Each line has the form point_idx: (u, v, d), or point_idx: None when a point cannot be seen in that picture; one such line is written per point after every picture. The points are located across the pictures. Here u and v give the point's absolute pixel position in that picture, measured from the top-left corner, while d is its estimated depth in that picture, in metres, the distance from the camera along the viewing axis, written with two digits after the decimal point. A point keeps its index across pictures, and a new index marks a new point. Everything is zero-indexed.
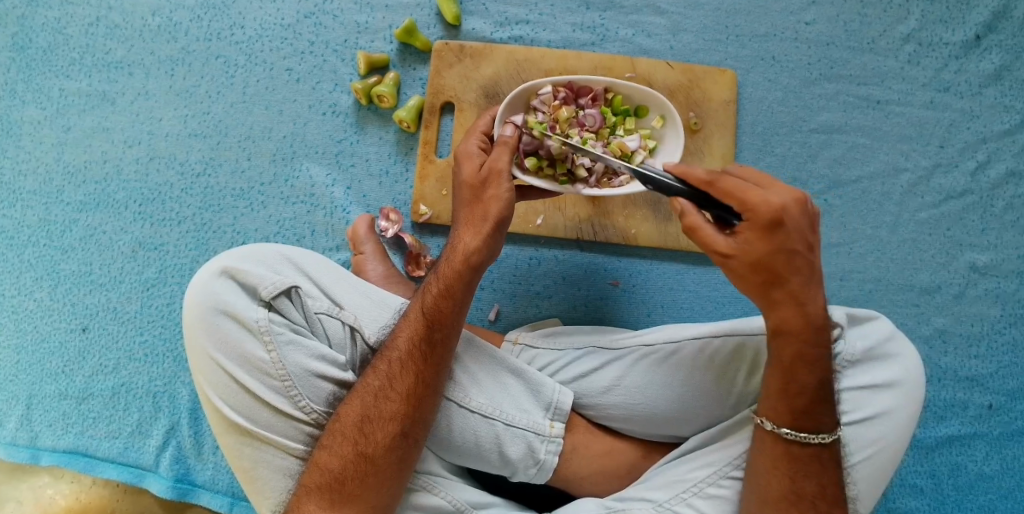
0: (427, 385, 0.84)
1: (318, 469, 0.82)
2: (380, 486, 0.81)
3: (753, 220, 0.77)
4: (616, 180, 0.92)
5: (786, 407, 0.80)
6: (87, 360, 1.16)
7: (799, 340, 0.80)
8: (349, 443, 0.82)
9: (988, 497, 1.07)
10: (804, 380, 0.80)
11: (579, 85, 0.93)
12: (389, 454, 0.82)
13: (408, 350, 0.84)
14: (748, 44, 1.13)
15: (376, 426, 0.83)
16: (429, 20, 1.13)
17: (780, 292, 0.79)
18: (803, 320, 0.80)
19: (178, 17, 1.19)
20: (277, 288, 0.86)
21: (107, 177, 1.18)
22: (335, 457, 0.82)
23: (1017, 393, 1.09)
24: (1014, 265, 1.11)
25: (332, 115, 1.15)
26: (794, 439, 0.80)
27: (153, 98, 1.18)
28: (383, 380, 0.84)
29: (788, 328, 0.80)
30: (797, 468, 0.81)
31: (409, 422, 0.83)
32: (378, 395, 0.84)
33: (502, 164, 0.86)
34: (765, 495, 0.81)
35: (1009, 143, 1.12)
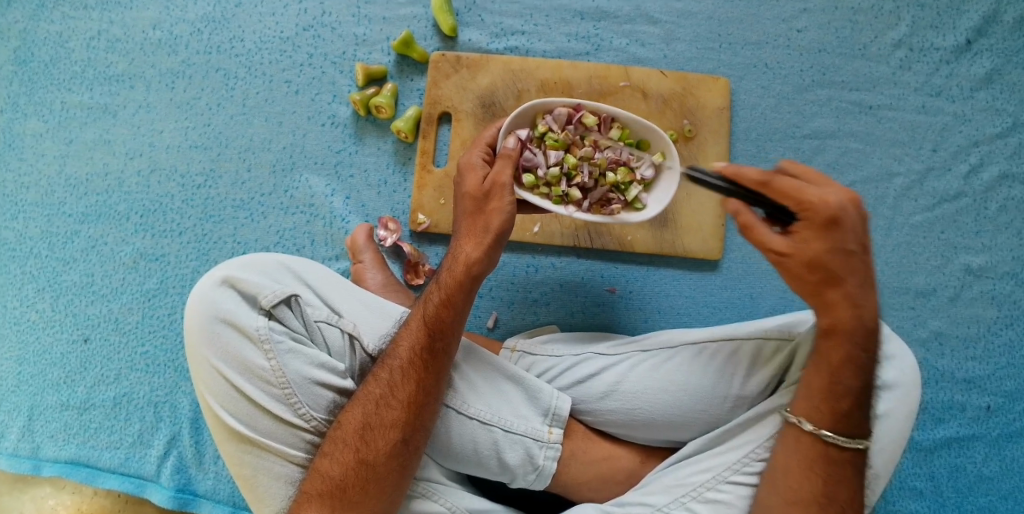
0: (428, 392, 0.85)
1: (319, 476, 0.83)
2: (382, 493, 0.82)
3: (810, 218, 0.80)
4: (607, 209, 0.95)
5: (828, 408, 0.82)
6: (89, 371, 1.18)
7: (849, 341, 0.82)
8: (349, 450, 0.83)
9: (987, 499, 1.07)
10: (849, 382, 0.82)
11: (588, 110, 0.93)
12: (390, 462, 0.83)
13: (410, 358, 0.85)
14: (741, 51, 1.14)
15: (377, 434, 0.83)
16: (426, 32, 1.14)
17: (835, 292, 0.81)
18: (850, 320, 0.82)
19: (178, 30, 1.20)
20: (277, 297, 0.88)
21: (109, 190, 1.20)
22: (335, 465, 0.83)
23: (1015, 394, 1.09)
24: (1009, 267, 1.12)
25: (331, 126, 1.15)
26: (833, 442, 0.82)
27: (154, 111, 1.20)
28: (384, 388, 0.85)
29: (842, 328, 0.82)
30: (831, 472, 0.82)
31: (409, 431, 0.83)
32: (378, 403, 0.84)
33: (505, 178, 0.88)
34: (795, 496, 0.82)
35: (1001, 146, 1.13)
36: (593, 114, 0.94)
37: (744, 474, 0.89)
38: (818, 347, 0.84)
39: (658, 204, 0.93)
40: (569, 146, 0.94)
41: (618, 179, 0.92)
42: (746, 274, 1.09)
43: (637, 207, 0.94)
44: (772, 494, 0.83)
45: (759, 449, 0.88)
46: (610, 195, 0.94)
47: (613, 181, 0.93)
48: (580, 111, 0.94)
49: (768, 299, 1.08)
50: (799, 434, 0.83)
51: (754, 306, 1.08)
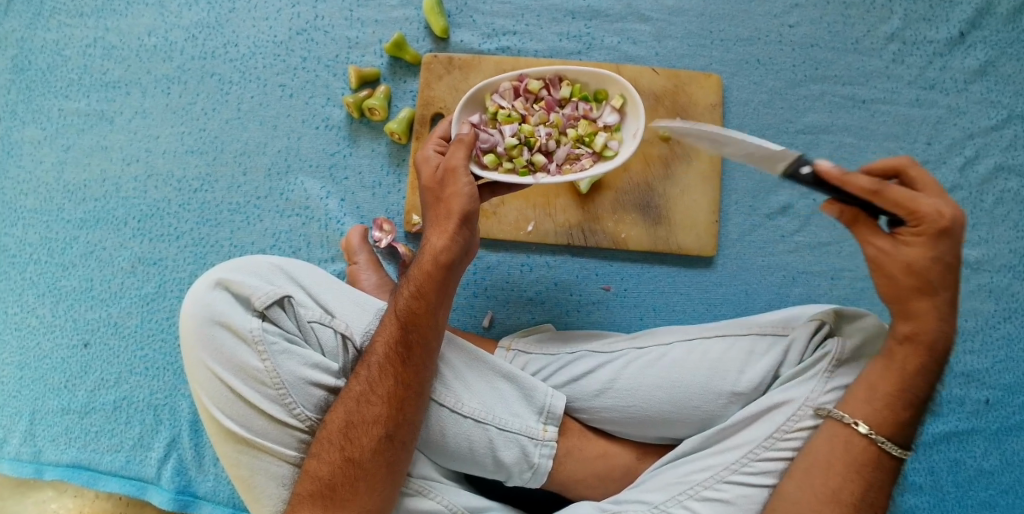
0: (407, 384, 0.85)
1: (309, 477, 0.84)
2: (371, 489, 0.83)
3: (919, 226, 0.79)
4: (578, 165, 0.95)
5: (892, 416, 0.82)
6: (89, 375, 1.19)
7: (929, 352, 0.82)
8: (335, 450, 0.84)
9: (988, 493, 1.07)
10: (918, 392, 0.82)
11: (530, 77, 0.94)
12: (375, 457, 0.83)
13: (386, 353, 0.85)
14: (732, 48, 1.14)
15: (360, 431, 0.84)
16: (419, 34, 1.15)
17: (925, 302, 0.81)
18: (932, 332, 0.82)
19: (173, 36, 1.21)
20: (270, 298, 0.88)
21: (106, 195, 1.21)
22: (321, 465, 0.83)
23: (1014, 388, 1.08)
24: (1007, 259, 1.11)
25: (325, 129, 1.15)
26: (886, 450, 0.82)
27: (150, 116, 1.21)
28: (363, 386, 0.85)
29: (922, 338, 0.82)
30: (874, 477, 0.83)
31: (391, 425, 0.84)
32: (358, 400, 0.85)
33: (459, 162, 0.86)
34: (831, 496, 0.82)
35: (996, 138, 1.13)
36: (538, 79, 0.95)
37: (743, 474, 0.88)
38: (892, 353, 0.84)
39: (629, 141, 0.93)
40: (523, 117, 0.95)
41: (580, 132, 0.94)
42: (741, 271, 1.09)
43: (609, 155, 0.94)
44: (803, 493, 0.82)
45: (757, 448, 0.88)
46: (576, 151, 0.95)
47: (576, 136, 0.94)
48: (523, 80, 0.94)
49: (764, 294, 1.08)
50: (848, 438, 0.83)
51: (750, 302, 1.08)
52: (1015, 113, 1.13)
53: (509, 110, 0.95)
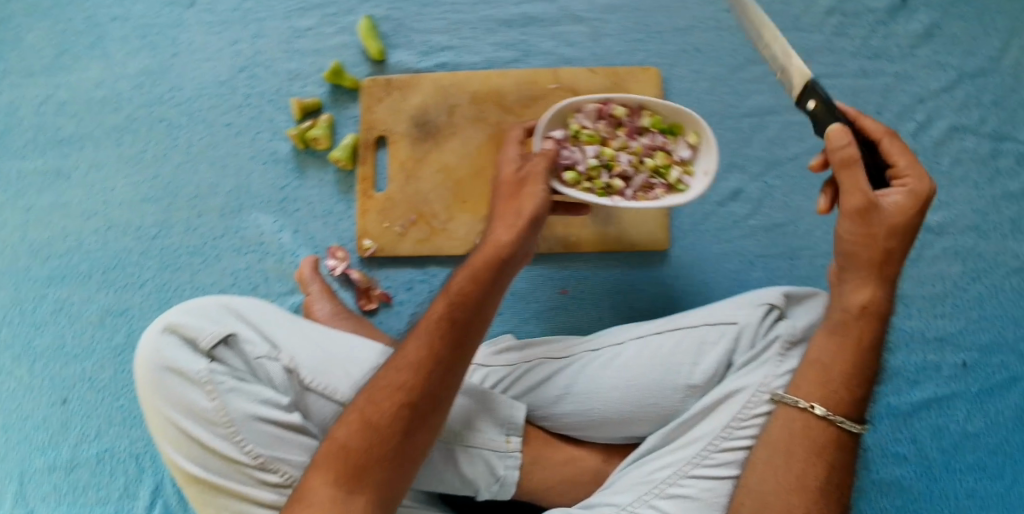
0: (445, 357, 0.78)
1: (327, 445, 0.76)
2: (383, 461, 0.75)
3: (909, 192, 0.80)
4: (652, 195, 0.93)
5: (847, 394, 0.81)
6: (71, 430, 1.19)
7: (879, 322, 0.83)
8: (357, 414, 0.77)
9: (976, 456, 1.04)
10: (871, 365, 0.83)
11: (616, 102, 0.95)
12: (394, 424, 0.76)
13: (438, 318, 0.79)
14: (669, 39, 1.13)
15: (384, 397, 0.77)
16: (356, 59, 1.15)
17: (890, 269, 0.82)
18: (880, 301, 0.83)
19: (121, 86, 1.22)
20: (214, 338, 0.91)
21: (71, 250, 1.22)
22: (341, 427, 0.76)
23: (989, 348, 1.06)
24: (971, 220, 1.08)
25: (273, 163, 1.16)
26: (847, 429, 0.81)
27: (105, 168, 1.22)
28: (405, 352, 0.79)
29: (875, 309, 0.83)
30: (837, 459, 0.81)
31: (418, 394, 0.77)
32: (391, 368, 0.79)
33: (540, 168, 0.87)
34: (799, 483, 0.80)
35: (948, 100, 1.11)
36: (622, 104, 0.96)
37: (705, 467, 0.87)
38: (847, 327, 0.83)
39: (702, 179, 0.92)
40: (604, 140, 0.95)
41: (657, 163, 0.93)
42: (697, 261, 1.08)
43: (681, 189, 0.93)
44: (766, 485, 0.81)
45: (715, 440, 0.87)
46: (651, 181, 0.94)
47: (653, 166, 0.93)
48: (608, 106, 0.95)
49: (723, 283, 1.07)
50: (806, 422, 0.82)
51: (709, 292, 1.07)
52: (964, 72, 1.12)
53: (591, 130, 0.95)
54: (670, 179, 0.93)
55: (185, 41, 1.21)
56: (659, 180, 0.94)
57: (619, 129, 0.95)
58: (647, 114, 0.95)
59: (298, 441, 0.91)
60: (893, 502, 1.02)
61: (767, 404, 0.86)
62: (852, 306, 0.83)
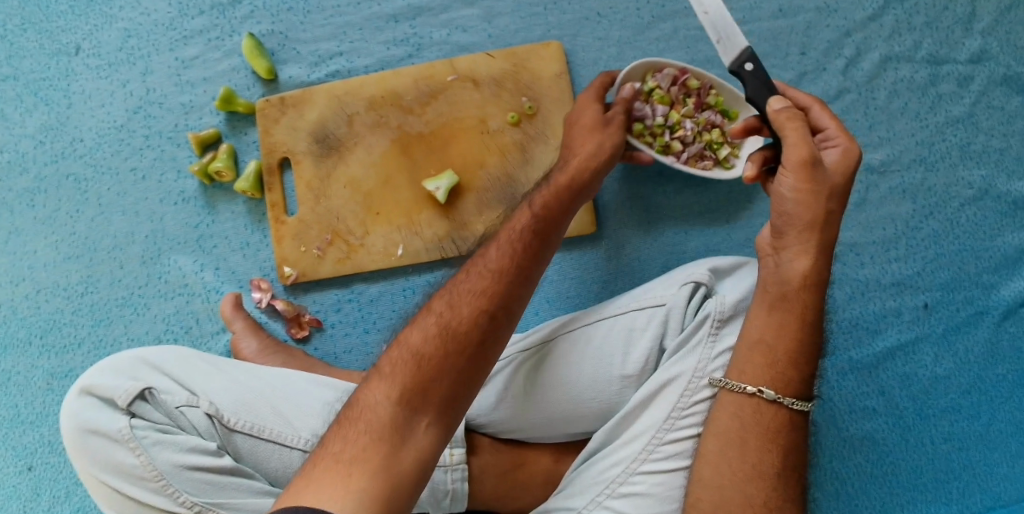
0: (518, 275, 0.75)
1: (399, 352, 0.69)
2: (456, 372, 0.68)
3: (844, 150, 0.77)
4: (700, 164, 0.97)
5: (795, 375, 0.77)
6: (41, 495, 1.19)
7: (819, 291, 0.78)
8: (436, 317, 0.70)
9: (949, 398, 0.98)
10: (816, 339, 0.78)
11: (693, 74, 0.95)
12: (473, 332, 0.70)
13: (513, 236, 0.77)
14: (567, 7, 1.05)
15: (465, 302, 0.71)
16: (247, 81, 1.10)
17: (829, 233, 0.77)
18: (820, 268, 0.78)
19: (23, 146, 1.18)
20: (130, 395, 0.88)
21: (6, 320, 1.20)
22: (416, 333, 0.70)
23: (950, 285, 0.99)
24: (916, 154, 1.01)
25: (182, 202, 1.12)
26: (799, 410, 0.77)
27: (24, 233, 1.18)
28: (486, 262, 0.75)
29: (817, 277, 0.78)
30: (791, 442, 0.77)
31: (496, 305, 0.72)
32: (479, 274, 0.74)
33: (622, 117, 0.91)
34: (755, 472, 0.75)
35: (877, 28, 1.02)
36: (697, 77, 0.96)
37: (654, 461, 0.82)
38: (789, 299, 0.78)
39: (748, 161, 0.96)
40: (674, 103, 0.96)
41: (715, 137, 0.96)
42: (629, 239, 1.02)
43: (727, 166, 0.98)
44: (721, 477, 0.76)
45: (659, 432, 0.82)
46: (703, 152, 0.97)
47: (709, 139, 0.96)
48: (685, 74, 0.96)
49: (658, 257, 1.01)
50: (755, 408, 0.77)
51: (646, 269, 1.01)
52: None
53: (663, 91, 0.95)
54: (720, 155, 0.97)
55: (77, 90, 1.17)
56: (709, 153, 0.98)
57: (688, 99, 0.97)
58: (712, 91, 0.97)
59: (234, 484, 0.88)
60: (867, 458, 0.97)
61: (708, 388, 0.82)
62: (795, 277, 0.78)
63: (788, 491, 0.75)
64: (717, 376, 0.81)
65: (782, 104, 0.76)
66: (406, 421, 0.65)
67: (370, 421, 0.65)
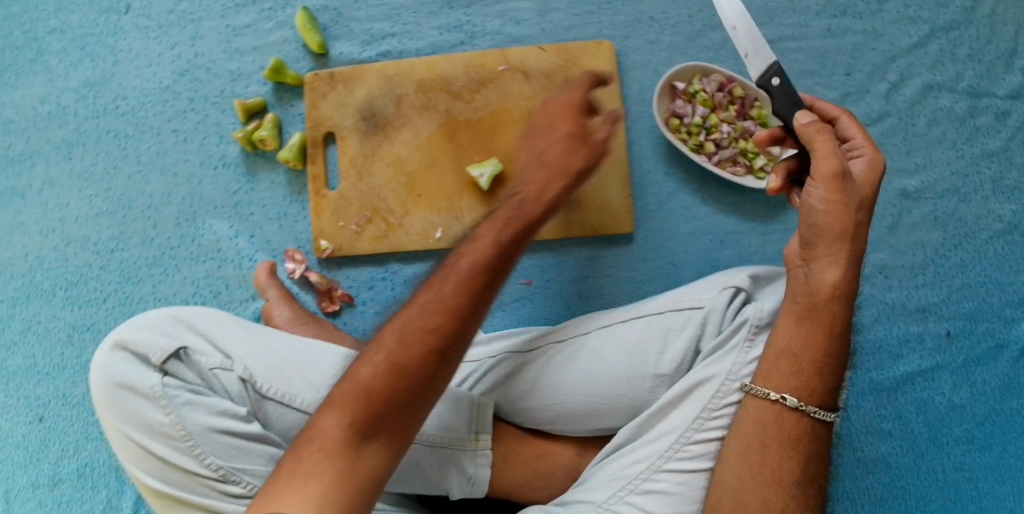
0: (476, 310, 0.74)
1: (349, 385, 0.70)
2: (405, 407, 0.70)
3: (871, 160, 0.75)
4: (732, 170, 1.02)
5: (819, 385, 0.78)
6: (49, 447, 1.20)
7: (845, 302, 0.78)
8: (385, 352, 0.71)
9: (963, 428, 1.00)
10: (840, 350, 0.78)
11: (739, 84, 1.02)
12: (424, 370, 0.71)
13: (471, 266, 0.75)
14: (622, 9, 1.07)
15: (416, 338, 0.71)
16: (297, 54, 1.11)
17: (858, 244, 0.76)
18: (848, 280, 0.77)
19: (65, 99, 1.19)
20: (166, 353, 0.89)
21: (32, 270, 1.20)
22: (367, 367, 0.70)
23: (975, 315, 1.01)
24: (950, 183, 1.03)
25: (222, 168, 1.12)
26: (820, 418, 0.78)
27: (58, 185, 1.19)
28: (439, 293, 0.74)
29: (843, 289, 0.77)
30: (811, 450, 0.78)
31: (450, 343, 0.72)
32: (434, 306, 0.73)
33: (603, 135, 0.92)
34: (772, 478, 0.77)
35: (921, 56, 1.05)
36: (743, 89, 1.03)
37: (680, 460, 0.84)
38: (818, 309, 0.78)
39: None
40: (716, 108, 1.03)
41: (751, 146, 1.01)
42: (664, 242, 1.04)
43: (760, 176, 1.02)
44: (744, 481, 0.78)
45: (687, 432, 0.84)
46: (737, 158, 1.02)
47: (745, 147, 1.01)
48: (732, 83, 1.03)
49: (692, 263, 1.03)
50: (776, 416, 0.78)
51: (680, 273, 1.03)
52: (936, 26, 1.05)
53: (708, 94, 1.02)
54: (754, 164, 1.02)
55: (124, 48, 1.17)
56: (743, 160, 1.02)
57: (732, 107, 1.03)
58: (756, 104, 1.03)
59: (260, 451, 0.89)
60: (879, 479, 0.99)
61: (738, 392, 0.84)
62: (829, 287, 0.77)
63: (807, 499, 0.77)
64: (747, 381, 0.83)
65: (810, 118, 0.73)
66: (354, 451, 0.67)
67: (315, 451, 0.67)
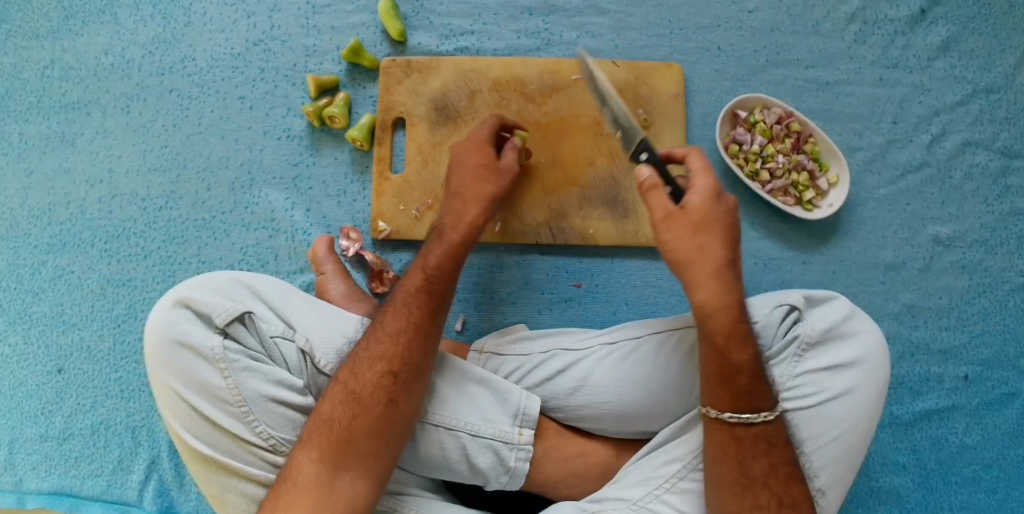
0: (419, 332, 0.85)
1: (313, 422, 0.80)
2: (368, 430, 0.80)
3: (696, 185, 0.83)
4: (782, 199, 1.08)
5: (725, 393, 0.80)
6: (64, 401, 1.15)
7: (727, 315, 0.80)
8: (340, 387, 0.82)
9: (972, 469, 1.06)
10: (738, 358, 0.80)
11: (796, 119, 1.08)
12: (377, 394, 0.81)
13: (403, 298, 0.87)
14: (692, 36, 1.13)
15: (364, 366, 0.82)
16: (375, 38, 1.14)
17: (715, 267, 0.81)
18: (722, 298, 0.80)
19: (131, 53, 1.19)
20: (230, 315, 0.86)
21: (72, 218, 1.18)
22: (327, 402, 0.81)
23: (992, 362, 1.08)
24: (979, 235, 1.10)
25: (287, 139, 1.14)
26: (739, 423, 0.80)
27: (112, 136, 1.19)
28: (376, 327, 0.86)
29: (714, 308, 0.80)
30: (745, 451, 0.81)
31: (398, 364, 0.83)
32: (370, 338, 0.85)
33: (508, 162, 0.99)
34: (717, 482, 0.82)
35: (963, 113, 1.11)
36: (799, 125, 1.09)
37: None
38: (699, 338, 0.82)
39: (826, 210, 1.07)
40: (773, 139, 1.08)
41: (802, 178, 1.07)
42: None
43: (807, 208, 1.08)
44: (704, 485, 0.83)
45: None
46: (787, 189, 1.08)
47: (797, 179, 1.07)
48: (790, 118, 1.08)
49: None
50: (763, 428, 0.81)
51: None
52: (980, 87, 1.12)
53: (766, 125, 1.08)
54: (802, 196, 1.07)
55: (199, 11, 1.18)
56: (793, 192, 1.08)
57: (787, 139, 1.08)
58: (810, 140, 1.08)
59: None
60: (889, 509, 1.04)
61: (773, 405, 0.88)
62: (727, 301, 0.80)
63: (796, 498, 0.80)
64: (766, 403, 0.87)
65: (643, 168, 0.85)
66: (329, 479, 0.77)
67: (297, 484, 0.77)
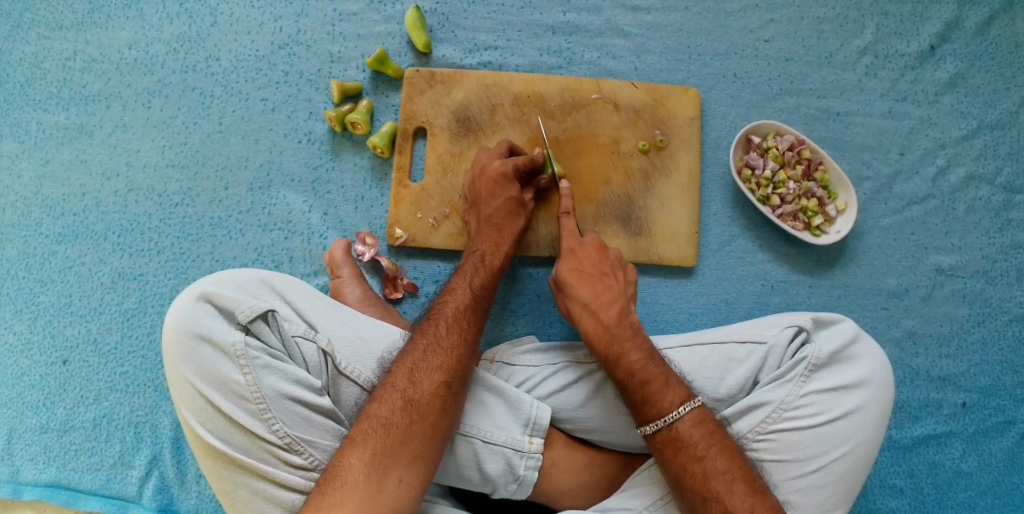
0: (468, 346, 0.90)
1: (367, 424, 0.82)
2: (422, 435, 0.83)
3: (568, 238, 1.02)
4: (791, 224, 1.10)
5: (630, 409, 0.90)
6: (68, 392, 1.15)
7: (602, 343, 0.94)
8: (396, 392, 0.85)
9: (967, 494, 1.08)
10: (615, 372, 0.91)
11: (808, 146, 1.11)
12: (432, 402, 0.85)
13: (455, 313, 0.92)
14: (710, 62, 1.16)
15: (423, 375, 0.86)
16: (400, 49, 1.16)
17: (587, 306, 0.97)
18: (594, 331, 0.95)
19: (154, 50, 1.20)
20: (253, 312, 0.88)
21: (86, 209, 1.18)
22: (384, 406, 0.83)
23: (989, 390, 1.11)
24: (980, 265, 1.13)
25: (308, 143, 1.16)
26: (648, 433, 0.88)
27: (131, 131, 1.19)
28: (429, 340, 0.89)
29: (591, 337, 0.95)
30: (665, 455, 0.87)
31: (453, 374, 0.87)
32: (426, 350, 0.88)
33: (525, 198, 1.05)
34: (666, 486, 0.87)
35: (967, 147, 1.15)
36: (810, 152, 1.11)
37: None
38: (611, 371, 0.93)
39: (834, 236, 1.10)
40: (783, 165, 1.11)
41: (811, 204, 1.09)
42: (720, 280, 1.11)
43: (815, 233, 1.11)
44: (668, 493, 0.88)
45: (744, 439, 0.90)
46: (797, 213, 1.10)
47: (805, 204, 1.09)
48: (802, 145, 1.11)
49: (742, 304, 1.11)
50: (668, 432, 0.87)
51: (731, 311, 1.11)
52: (984, 123, 1.16)
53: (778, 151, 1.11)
54: (811, 222, 1.10)
55: (225, 11, 1.19)
56: (803, 217, 1.11)
57: (798, 166, 1.11)
58: (821, 167, 1.11)
59: (326, 425, 0.89)
60: None
61: (767, 431, 0.89)
62: (596, 335, 0.94)
63: (719, 494, 0.83)
64: (757, 427, 0.89)
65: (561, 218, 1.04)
66: (379, 479, 0.79)
67: (345, 483, 0.79)
